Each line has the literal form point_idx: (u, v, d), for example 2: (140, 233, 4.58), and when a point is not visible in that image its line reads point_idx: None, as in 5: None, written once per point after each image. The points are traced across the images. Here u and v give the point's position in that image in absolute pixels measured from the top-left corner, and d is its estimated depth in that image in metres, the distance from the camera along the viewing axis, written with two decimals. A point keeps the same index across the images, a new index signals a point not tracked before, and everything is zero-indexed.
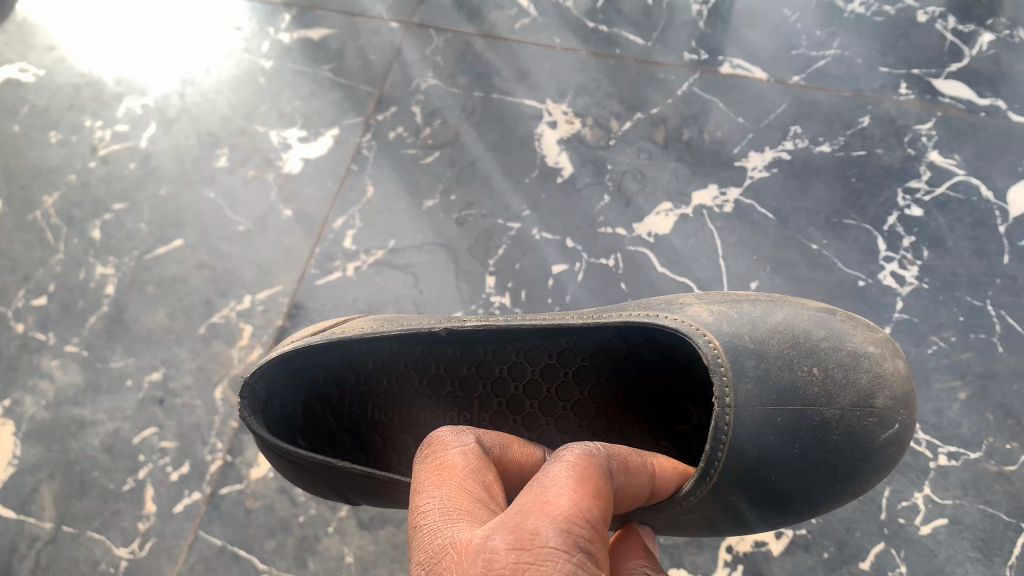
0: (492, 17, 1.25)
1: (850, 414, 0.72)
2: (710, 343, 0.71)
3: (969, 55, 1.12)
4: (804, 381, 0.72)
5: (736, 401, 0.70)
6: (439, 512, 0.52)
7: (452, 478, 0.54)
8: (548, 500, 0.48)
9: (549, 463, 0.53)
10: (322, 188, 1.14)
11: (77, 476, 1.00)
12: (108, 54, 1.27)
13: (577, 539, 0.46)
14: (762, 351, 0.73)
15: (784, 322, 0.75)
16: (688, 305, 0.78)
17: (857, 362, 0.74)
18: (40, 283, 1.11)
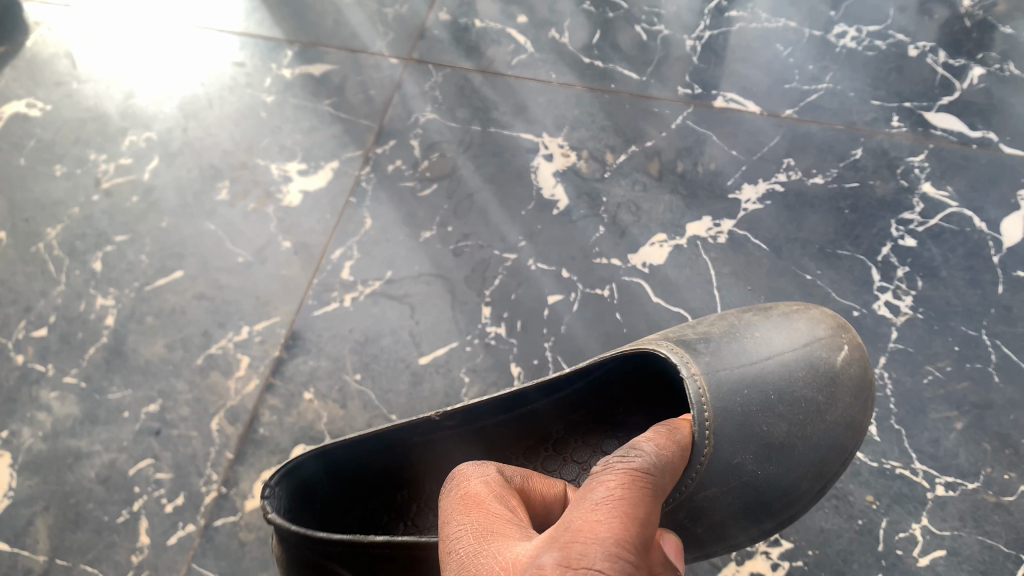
0: (490, 53, 1.27)
1: (814, 409, 0.75)
2: (682, 360, 0.75)
3: (960, 88, 1.14)
4: (772, 384, 0.75)
5: (715, 409, 0.72)
6: (471, 536, 0.57)
7: (480, 506, 0.59)
8: (596, 520, 0.51)
9: (598, 479, 0.57)
10: (321, 220, 1.15)
11: (71, 508, 0.99)
12: (114, 90, 1.30)
13: (625, 563, 0.49)
14: (733, 363, 0.76)
15: (752, 337, 0.79)
16: (665, 336, 0.81)
17: (801, 340, 0.79)
18: (41, 315, 1.11)
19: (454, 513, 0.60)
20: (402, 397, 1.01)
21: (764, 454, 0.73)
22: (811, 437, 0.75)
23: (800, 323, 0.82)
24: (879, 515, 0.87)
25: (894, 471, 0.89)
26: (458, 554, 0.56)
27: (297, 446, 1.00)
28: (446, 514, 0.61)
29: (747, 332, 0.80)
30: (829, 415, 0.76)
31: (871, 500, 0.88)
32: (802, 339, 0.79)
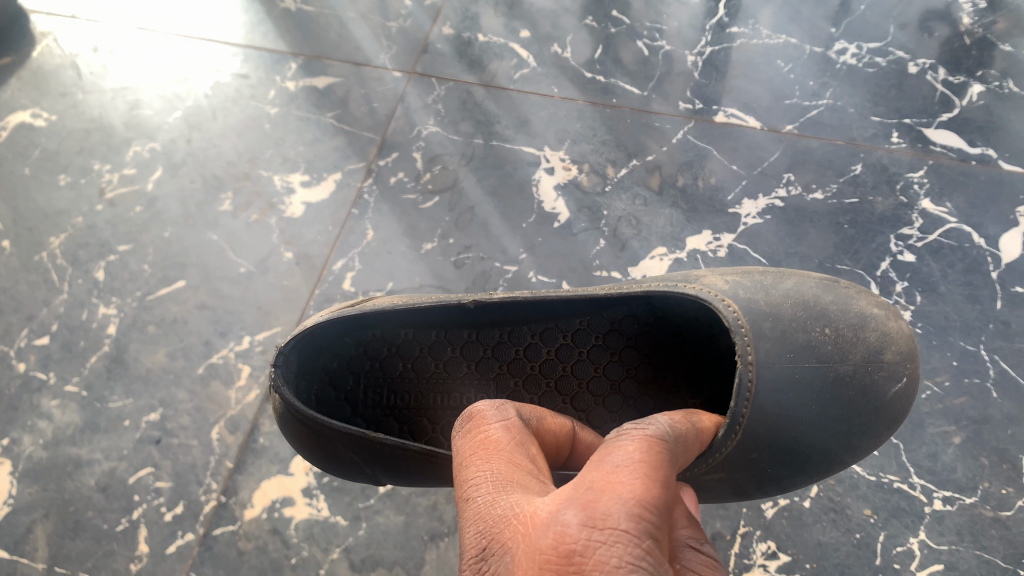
0: (493, 67, 1.28)
1: (861, 370, 0.74)
2: (728, 306, 0.72)
3: (959, 105, 1.14)
4: (819, 339, 0.73)
5: (758, 358, 0.70)
6: (491, 483, 0.53)
7: (500, 451, 0.56)
8: (618, 480, 0.49)
9: (618, 440, 0.53)
10: (323, 231, 1.16)
11: (71, 516, 1.00)
12: (119, 101, 1.31)
13: (647, 525, 0.46)
14: (777, 313, 0.74)
15: (795, 289, 0.78)
16: (704, 278, 0.80)
17: (865, 322, 0.76)
18: (43, 323, 1.12)
19: (473, 456, 0.56)
20: None
21: (804, 408, 0.72)
22: (854, 396, 0.73)
23: (864, 303, 0.79)
24: (876, 529, 0.88)
25: (892, 485, 0.89)
26: (475, 501, 0.53)
27: (296, 456, 1.00)
28: (464, 457, 0.57)
29: (811, 301, 0.76)
30: (874, 373, 0.74)
31: (869, 514, 0.88)
32: (845, 298, 0.78)
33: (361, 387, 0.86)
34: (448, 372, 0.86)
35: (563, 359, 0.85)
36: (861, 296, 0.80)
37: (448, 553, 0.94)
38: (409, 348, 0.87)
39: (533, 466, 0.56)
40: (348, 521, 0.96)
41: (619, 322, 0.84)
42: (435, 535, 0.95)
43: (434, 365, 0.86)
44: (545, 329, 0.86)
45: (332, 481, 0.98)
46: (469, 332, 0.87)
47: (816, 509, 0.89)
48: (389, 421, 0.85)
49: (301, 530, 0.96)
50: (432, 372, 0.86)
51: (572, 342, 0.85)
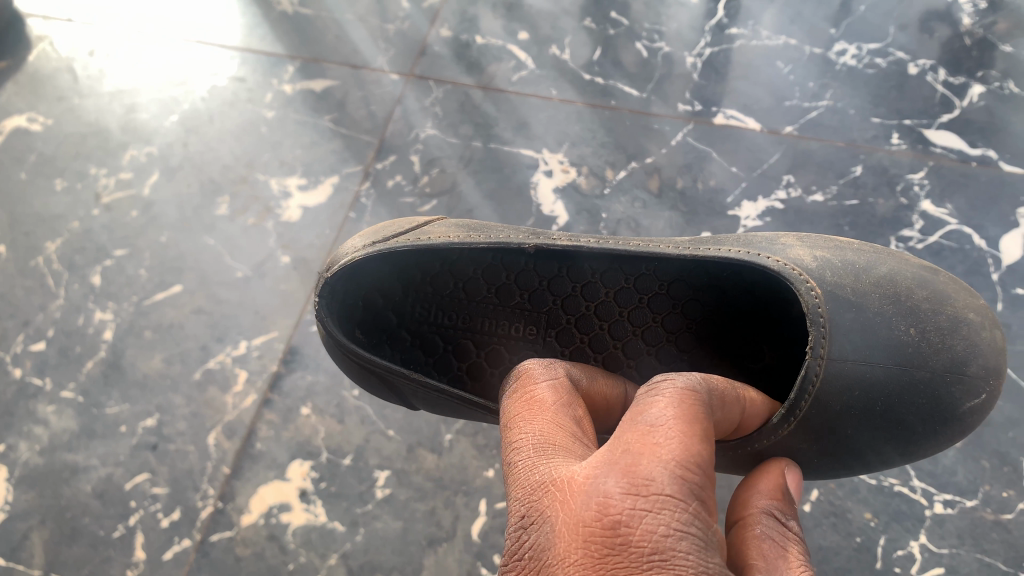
0: (491, 69, 1.28)
1: (939, 378, 0.70)
2: (808, 287, 0.70)
3: (960, 106, 1.14)
4: (901, 338, 0.70)
5: (831, 352, 0.69)
6: (532, 447, 0.56)
7: (544, 413, 0.59)
8: (655, 442, 0.50)
9: (649, 398, 0.55)
10: (320, 236, 1.16)
11: (68, 523, 0.99)
12: (116, 105, 1.30)
13: (690, 486, 0.48)
14: (862, 303, 0.71)
15: (888, 276, 0.74)
16: (791, 247, 0.77)
17: (956, 328, 0.71)
18: (39, 328, 1.12)
19: (517, 420, 0.59)
20: (399, 413, 1.01)
21: (868, 404, 0.70)
22: (926, 402, 0.70)
23: (968, 307, 0.73)
24: (876, 533, 0.87)
25: (893, 489, 0.89)
26: (518, 467, 0.55)
27: (294, 462, 1.00)
28: (510, 418, 0.61)
29: (905, 295, 0.72)
30: (951, 383, 0.70)
31: (870, 518, 0.88)
32: (941, 292, 0.74)
33: (409, 300, 0.86)
34: (497, 302, 0.85)
35: (620, 302, 0.82)
36: (962, 296, 0.75)
37: (446, 558, 0.94)
38: (464, 269, 0.85)
39: (577, 428, 0.59)
40: (345, 527, 0.96)
41: (688, 271, 0.80)
42: (433, 540, 0.94)
43: (488, 294, 0.85)
44: (608, 269, 0.83)
45: (329, 487, 0.98)
46: (527, 261, 0.84)
47: (816, 513, 0.88)
48: (433, 342, 0.85)
49: (298, 536, 0.96)
50: (485, 300, 0.85)
51: (631, 287, 0.82)
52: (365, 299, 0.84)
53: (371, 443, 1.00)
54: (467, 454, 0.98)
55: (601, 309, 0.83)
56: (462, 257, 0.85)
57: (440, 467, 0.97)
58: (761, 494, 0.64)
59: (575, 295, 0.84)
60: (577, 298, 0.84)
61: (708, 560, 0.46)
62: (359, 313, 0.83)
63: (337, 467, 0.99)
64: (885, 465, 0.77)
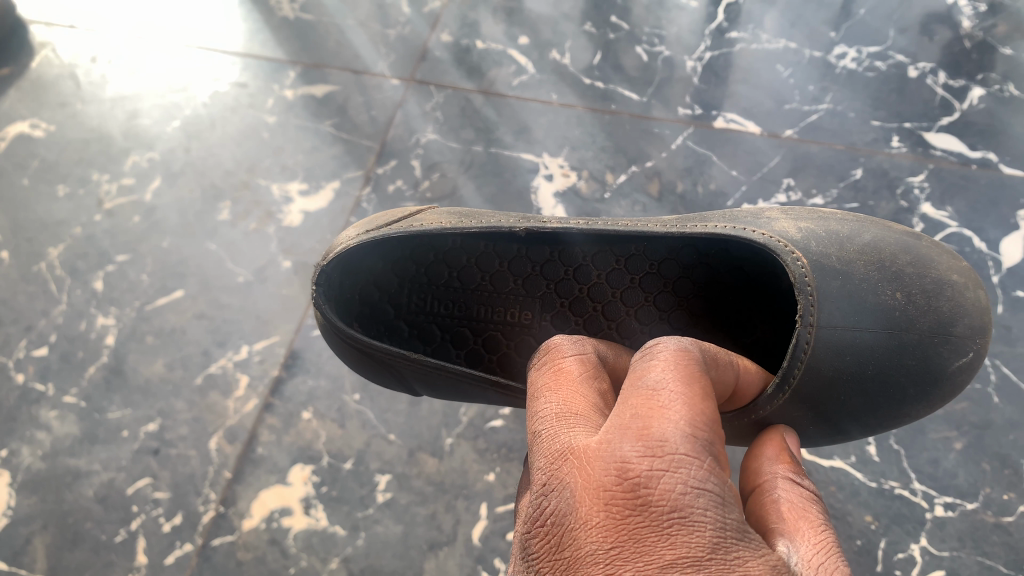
0: (492, 74, 1.28)
1: (929, 339, 0.70)
2: (794, 257, 0.70)
3: (959, 109, 1.14)
4: (887, 304, 0.71)
5: (820, 320, 0.69)
6: (553, 418, 0.55)
7: (567, 386, 0.58)
8: (662, 404, 0.50)
9: (645, 362, 0.55)
10: (322, 240, 1.16)
11: (70, 527, 0.99)
12: (118, 111, 1.31)
13: (703, 444, 0.48)
14: (847, 271, 0.71)
15: (871, 244, 0.74)
16: (775, 221, 0.77)
17: (940, 288, 0.72)
18: (42, 334, 1.12)
19: (540, 394, 0.59)
20: (400, 417, 1.01)
21: (859, 369, 0.70)
22: (918, 363, 0.71)
23: (947, 266, 0.74)
24: (877, 536, 0.87)
25: (893, 492, 0.89)
26: (540, 438, 0.55)
27: (295, 466, 1.00)
28: (535, 393, 0.60)
29: (887, 260, 0.73)
30: (942, 343, 0.71)
31: (870, 521, 0.88)
32: (923, 257, 0.74)
33: (404, 290, 0.86)
34: (491, 288, 0.85)
35: (612, 283, 0.83)
36: (944, 258, 0.75)
37: (446, 562, 0.94)
38: (457, 256, 0.85)
39: (600, 400, 0.58)
40: (346, 532, 0.96)
41: (676, 250, 0.81)
42: (434, 544, 0.95)
43: (481, 279, 0.85)
44: (598, 253, 0.83)
45: (331, 491, 0.98)
46: (519, 247, 0.85)
47: None
48: (428, 331, 0.86)
49: (300, 541, 0.96)
50: (478, 286, 0.85)
51: (623, 268, 0.82)
52: (359, 291, 0.84)
53: (372, 447, 1.00)
54: (468, 458, 0.98)
55: (595, 290, 0.83)
56: (453, 244, 0.85)
57: (440, 471, 0.98)
58: (771, 463, 0.62)
59: (568, 278, 0.84)
60: (570, 281, 0.84)
61: (727, 515, 0.47)
62: (355, 307, 0.84)
63: (338, 471, 0.99)
64: (882, 430, 0.77)
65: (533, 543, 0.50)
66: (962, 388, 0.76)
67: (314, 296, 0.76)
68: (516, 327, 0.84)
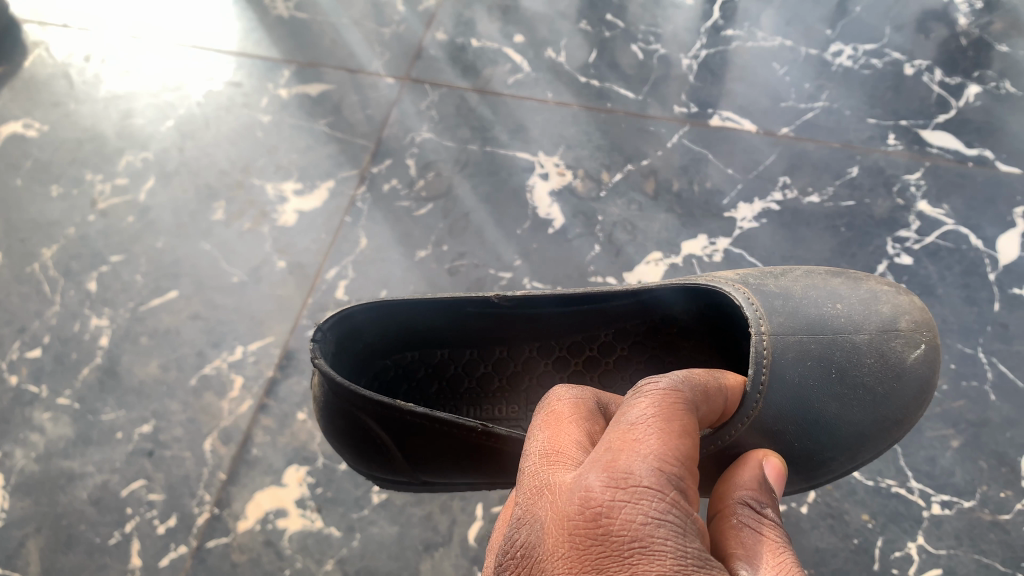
0: (487, 72, 1.28)
1: (877, 339, 0.75)
2: (740, 292, 0.77)
3: (956, 106, 1.14)
4: (829, 314, 0.77)
5: (772, 331, 0.74)
6: (537, 454, 0.55)
7: (557, 425, 0.57)
8: (636, 439, 0.50)
9: (633, 396, 0.54)
10: (316, 240, 1.15)
11: (64, 530, 0.99)
12: (112, 111, 1.30)
13: (668, 478, 0.48)
14: (787, 296, 0.78)
15: (805, 284, 0.81)
16: (717, 278, 0.84)
17: (876, 298, 0.79)
18: (35, 335, 1.12)
19: (533, 429, 0.58)
20: None
21: (823, 381, 0.73)
22: (877, 366, 0.74)
23: (875, 283, 0.82)
24: (874, 534, 0.86)
25: (890, 490, 0.88)
26: (524, 473, 0.54)
27: (290, 467, 0.99)
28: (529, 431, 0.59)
29: (818, 287, 0.81)
30: (889, 344, 0.75)
31: (867, 519, 0.87)
32: (854, 285, 0.81)
33: (397, 403, 0.87)
34: (479, 389, 0.88)
35: (591, 368, 0.87)
36: (874, 285, 0.82)
37: (441, 564, 0.92)
38: (445, 367, 0.88)
39: (591, 441, 0.56)
40: (341, 533, 0.95)
41: (642, 337, 0.87)
42: (430, 545, 0.93)
43: (469, 383, 0.88)
44: (573, 339, 0.88)
45: (326, 492, 0.97)
46: (501, 350, 0.89)
47: (813, 515, 0.88)
48: None
49: (295, 542, 0.95)
50: (466, 388, 0.88)
51: (598, 352, 0.87)
52: None
53: None
54: None
55: (575, 375, 0.87)
56: (438, 356, 0.89)
57: None
58: (736, 488, 0.62)
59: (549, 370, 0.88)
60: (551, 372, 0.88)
61: (687, 545, 0.46)
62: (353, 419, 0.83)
63: (333, 472, 0.99)
64: (870, 454, 0.76)
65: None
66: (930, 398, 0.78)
67: (311, 350, 0.74)
68: (508, 419, 0.86)
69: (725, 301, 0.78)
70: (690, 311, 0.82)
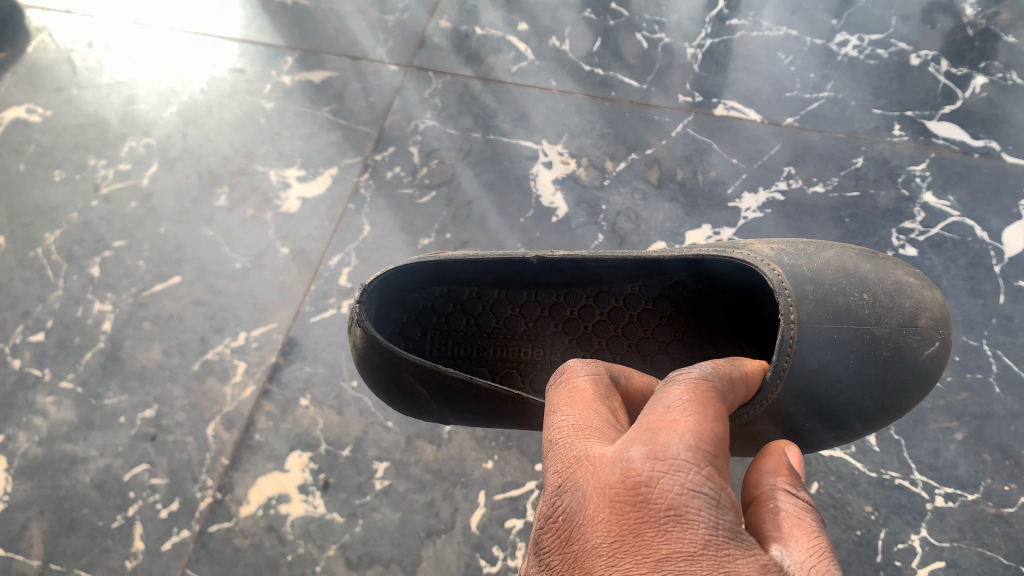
0: (490, 60, 1.27)
1: (897, 333, 0.74)
2: (773, 270, 0.73)
3: (962, 97, 1.13)
4: (856, 303, 0.74)
5: (800, 319, 0.72)
6: (570, 428, 0.55)
7: (582, 400, 0.57)
8: (673, 417, 0.50)
9: (669, 383, 0.54)
10: (319, 227, 1.15)
11: (66, 513, 0.99)
12: (114, 96, 1.30)
13: (705, 454, 0.48)
14: (818, 278, 0.75)
15: (835, 258, 0.79)
16: (751, 245, 0.81)
17: (901, 289, 0.77)
18: (38, 319, 1.12)
19: (558, 405, 0.57)
20: None
21: (839, 366, 0.73)
22: (892, 359, 0.74)
23: (900, 272, 0.79)
24: (877, 526, 0.87)
25: (893, 482, 0.88)
26: (555, 446, 0.54)
27: (292, 453, 0.99)
28: (550, 407, 0.58)
29: (851, 270, 0.77)
30: (905, 339, 0.74)
31: (870, 511, 0.87)
32: (887, 271, 0.78)
33: (426, 338, 0.86)
34: (505, 331, 0.87)
35: (615, 320, 0.85)
36: (900, 270, 0.79)
37: (444, 550, 0.92)
38: (474, 304, 0.87)
39: (613, 418, 0.57)
40: (344, 519, 0.95)
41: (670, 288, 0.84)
42: (432, 532, 0.93)
43: (495, 322, 0.87)
44: (600, 292, 0.86)
45: (328, 478, 0.98)
46: (529, 292, 0.87)
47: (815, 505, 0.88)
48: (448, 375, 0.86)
49: (297, 528, 0.95)
50: (492, 327, 0.87)
51: (621, 307, 0.85)
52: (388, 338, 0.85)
53: (370, 434, 1.00)
54: (466, 446, 0.97)
55: (599, 325, 0.85)
56: (467, 291, 0.87)
57: (438, 459, 0.97)
58: (772, 473, 0.59)
59: (574, 316, 0.86)
60: (575, 319, 0.86)
61: (722, 518, 0.46)
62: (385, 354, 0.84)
63: (336, 458, 0.99)
64: (872, 428, 0.78)
65: (543, 540, 0.50)
66: (938, 380, 0.78)
67: (356, 311, 0.76)
68: (529, 364, 0.85)
69: (755, 273, 0.75)
70: (727, 275, 0.79)
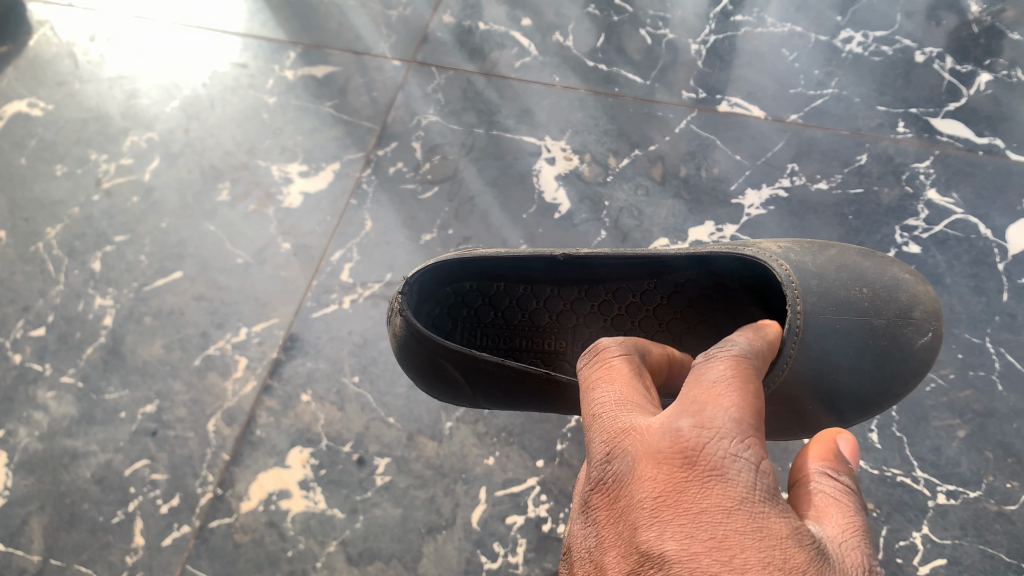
0: (493, 56, 1.27)
1: (897, 325, 0.75)
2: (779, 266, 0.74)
3: (967, 95, 1.13)
4: (858, 297, 0.75)
5: (805, 310, 0.72)
6: (610, 401, 0.55)
7: (619, 375, 0.58)
8: (718, 393, 0.52)
9: (707, 361, 0.56)
10: (321, 222, 1.15)
11: (67, 508, 0.99)
12: (117, 90, 1.30)
13: (748, 426, 0.50)
14: (821, 274, 0.76)
15: (839, 255, 0.79)
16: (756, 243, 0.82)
17: (900, 284, 0.77)
18: (39, 314, 1.11)
19: (594, 382, 0.58)
20: (400, 400, 1.01)
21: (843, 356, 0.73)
22: (893, 349, 0.74)
23: (898, 268, 0.79)
24: (879, 523, 0.86)
25: (895, 479, 0.88)
26: (596, 418, 0.55)
27: (293, 449, 0.99)
28: (586, 384, 0.59)
29: (853, 263, 0.79)
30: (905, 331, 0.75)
31: (872, 508, 0.87)
32: (891, 265, 0.80)
33: (457, 329, 0.86)
34: (529, 325, 0.86)
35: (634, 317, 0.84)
36: (898, 264, 0.81)
37: (445, 546, 0.92)
38: (500, 297, 0.87)
39: (650, 395, 0.58)
40: (345, 515, 0.95)
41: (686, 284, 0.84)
42: (432, 528, 0.93)
43: (520, 315, 0.86)
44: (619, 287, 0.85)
45: (329, 473, 0.97)
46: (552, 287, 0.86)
47: None
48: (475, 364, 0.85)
49: (298, 523, 0.95)
50: (517, 321, 0.86)
51: (640, 301, 0.84)
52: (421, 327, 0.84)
53: (371, 430, 0.99)
54: (467, 442, 0.97)
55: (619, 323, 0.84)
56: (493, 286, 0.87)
57: (440, 455, 0.97)
58: (814, 455, 0.56)
59: (594, 312, 0.85)
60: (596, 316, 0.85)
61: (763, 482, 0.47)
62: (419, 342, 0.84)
63: (336, 454, 0.98)
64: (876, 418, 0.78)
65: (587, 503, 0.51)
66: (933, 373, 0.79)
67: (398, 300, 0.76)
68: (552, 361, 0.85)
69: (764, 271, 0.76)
70: (735, 270, 0.79)
